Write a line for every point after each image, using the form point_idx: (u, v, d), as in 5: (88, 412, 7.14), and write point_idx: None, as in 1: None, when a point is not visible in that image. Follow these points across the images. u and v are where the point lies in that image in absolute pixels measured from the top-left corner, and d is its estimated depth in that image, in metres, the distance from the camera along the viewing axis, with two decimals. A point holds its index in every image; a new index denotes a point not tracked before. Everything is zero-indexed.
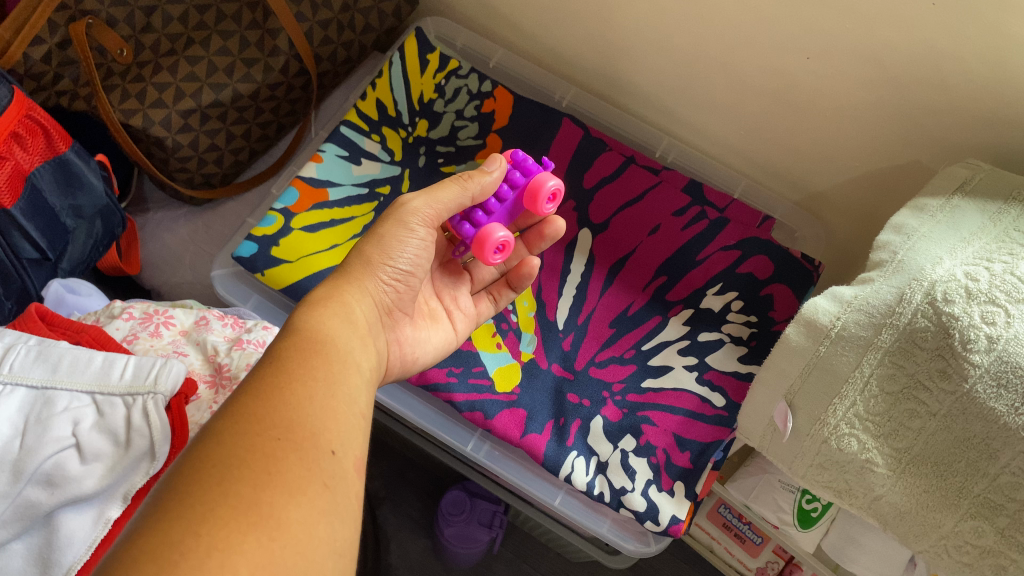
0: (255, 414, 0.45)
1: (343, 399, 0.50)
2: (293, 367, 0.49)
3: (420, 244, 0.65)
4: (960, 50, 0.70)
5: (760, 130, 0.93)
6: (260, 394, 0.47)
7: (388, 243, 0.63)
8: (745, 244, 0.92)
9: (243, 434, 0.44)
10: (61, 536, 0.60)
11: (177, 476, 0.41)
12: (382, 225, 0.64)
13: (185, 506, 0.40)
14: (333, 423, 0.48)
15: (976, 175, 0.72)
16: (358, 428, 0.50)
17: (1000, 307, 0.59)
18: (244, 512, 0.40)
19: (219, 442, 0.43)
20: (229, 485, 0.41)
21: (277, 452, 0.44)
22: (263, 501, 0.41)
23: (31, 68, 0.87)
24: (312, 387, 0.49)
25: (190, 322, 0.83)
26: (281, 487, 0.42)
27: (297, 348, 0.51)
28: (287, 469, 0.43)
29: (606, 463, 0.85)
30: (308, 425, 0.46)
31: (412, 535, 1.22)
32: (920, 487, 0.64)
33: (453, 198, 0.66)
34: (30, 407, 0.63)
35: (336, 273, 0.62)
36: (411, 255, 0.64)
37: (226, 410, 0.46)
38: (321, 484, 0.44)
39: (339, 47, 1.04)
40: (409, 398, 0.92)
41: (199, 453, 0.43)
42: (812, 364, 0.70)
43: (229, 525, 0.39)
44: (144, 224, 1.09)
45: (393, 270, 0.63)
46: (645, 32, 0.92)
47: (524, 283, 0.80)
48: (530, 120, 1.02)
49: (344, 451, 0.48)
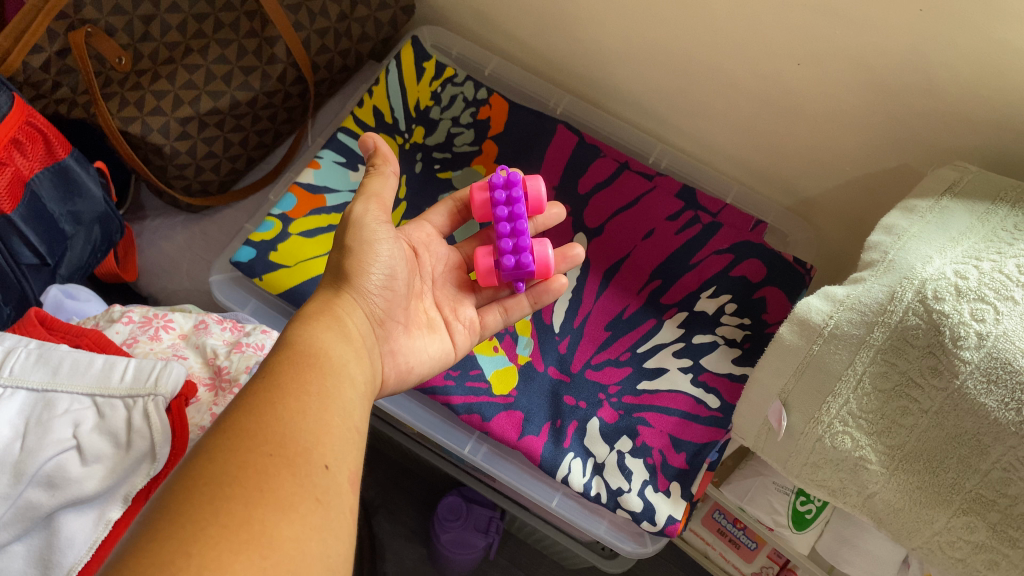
0: (249, 430, 0.46)
1: (338, 412, 0.51)
2: (286, 382, 0.50)
3: (389, 247, 0.67)
4: (947, 56, 0.72)
5: (751, 135, 0.95)
6: (252, 410, 0.48)
7: (362, 252, 0.64)
8: (737, 249, 0.94)
9: (237, 451, 0.45)
10: (62, 538, 0.60)
11: (169, 494, 0.42)
12: (345, 235, 0.66)
13: (178, 525, 0.40)
14: (326, 437, 0.48)
15: (965, 177, 0.73)
16: (352, 440, 0.51)
17: (989, 304, 0.61)
18: (235, 531, 0.41)
19: (211, 460, 0.44)
20: (220, 504, 0.42)
21: (268, 468, 0.44)
22: (255, 519, 0.42)
23: (30, 76, 0.88)
24: (306, 401, 0.50)
25: (189, 327, 0.83)
26: (272, 504, 0.43)
27: (290, 361, 0.53)
28: (279, 485, 0.44)
29: (603, 464, 0.85)
30: (299, 441, 0.47)
31: (408, 542, 1.21)
32: (912, 483, 0.65)
33: (382, 187, 0.69)
34: (31, 410, 0.63)
35: (323, 287, 0.64)
36: (384, 260, 0.66)
37: (220, 426, 0.47)
38: (314, 500, 0.45)
39: (337, 56, 1.06)
40: (406, 402, 0.93)
41: (192, 471, 0.44)
42: (804, 364, 0.71)
43: (219, 545, 0.40)
44: (141, 232, 1.09)
45: (372, 278, 0.65)
46: (638, 39, 0.94)
47: (548, 298, 0.82)
48: (525, 128, 1.03)
49: (338, 465, 0.48)
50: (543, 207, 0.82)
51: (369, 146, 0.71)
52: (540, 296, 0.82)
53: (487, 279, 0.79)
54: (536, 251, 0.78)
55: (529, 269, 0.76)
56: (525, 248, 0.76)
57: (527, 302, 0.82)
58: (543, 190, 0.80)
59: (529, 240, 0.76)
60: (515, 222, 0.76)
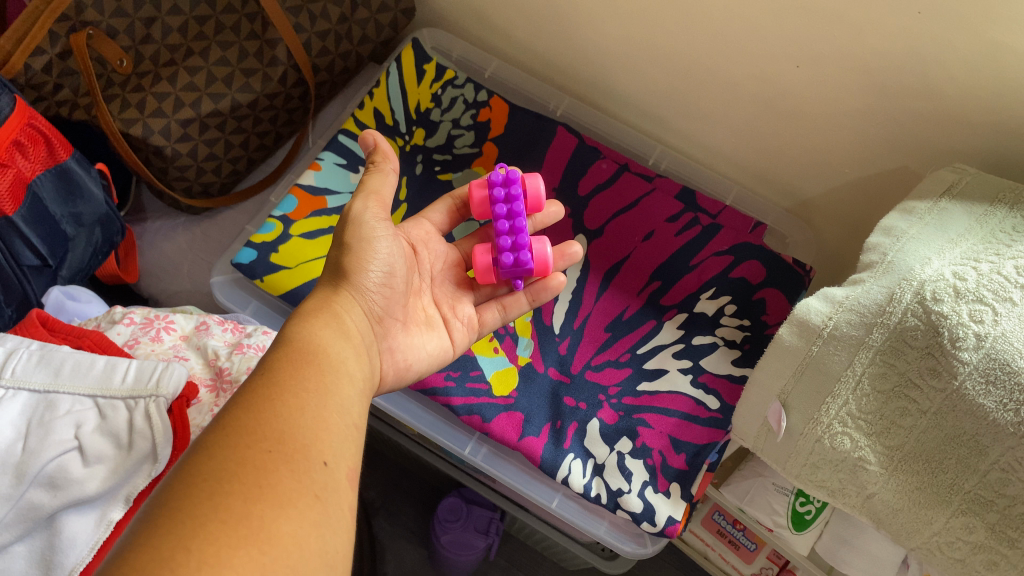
0: (248, 427, 0.46)
1: (336, 409, 0.51)
2: (285, 379, 0.51)
3: (388, 244, 0.67)
4: (946, 59, 0.72)
5: (750, 137, 0.95)
6: (251, 407, 0.48)
7: (361, 249, 0.65)
8: (737, 250, 0.94)
9: (236, 448, 0.45)
10: (63, 538, 0.61)
11: (168, 491, 0.42)
12: (343, 232, 0.66)
13: (177, 521, 0.40)
14: (325, 434, 0.49)
15: (963, 178, 0.74)
16: (351, 438, 0.51)
17: (987, 305, 0.61)
18: (234, 526, 0.41)
19: (210, 456, 0.44)
20: (219, 500, 0.42)
21: (267, 464, 0.45)
22: (254, 515, 0.42)
23: (31, 78, 0.88)
24: (304, 398, 0.50)
25: (190, 328, 0.84)
26: (271, 500, 0.43)
27: (289, 359, 0.53)
28: (278, 481, 0.44)
29: (603, 465, 0.85)
30: (298, 437, 0.47)
31: (408, 544, 1.22)
32: (911, 484, 0.65)
33: (381, 184, 0.69)
34: (32, 411, 0.64)
35: (322, 285, 0.65)
36: (383, 257, 0.66)
37: (219, 422, 0.47)
38: (313, 496, 0.45)
39: (337, 58, 1.06)
40: (407, 403, 0.93)
41: (191, 467, 0.44)
42: (804, 365, 0.72)
43: (218, 540, 0.40)
44: (142, 233, 1.09)
45: (370, 275, 0.65)
46: (638, 41, 0.94)
47: (546, 295, 0.83)
48: (525, 129, 1.04)
49: (337, 462, 0.48)
50: (541, 205, 0.82)
51: (369, 142, 0.71)
52: (539, 294, 0.82)
53: (485, 277, 0.79)
54: (534, 248, 0.78)
55: (527, 267, 0.76)
56: (524, 246, 0.76)
57: (526, 301, 0.82)
58: (542, 188, 0.81)
59: (527, 238, 0.76)
60: (514, 219, 0.77)
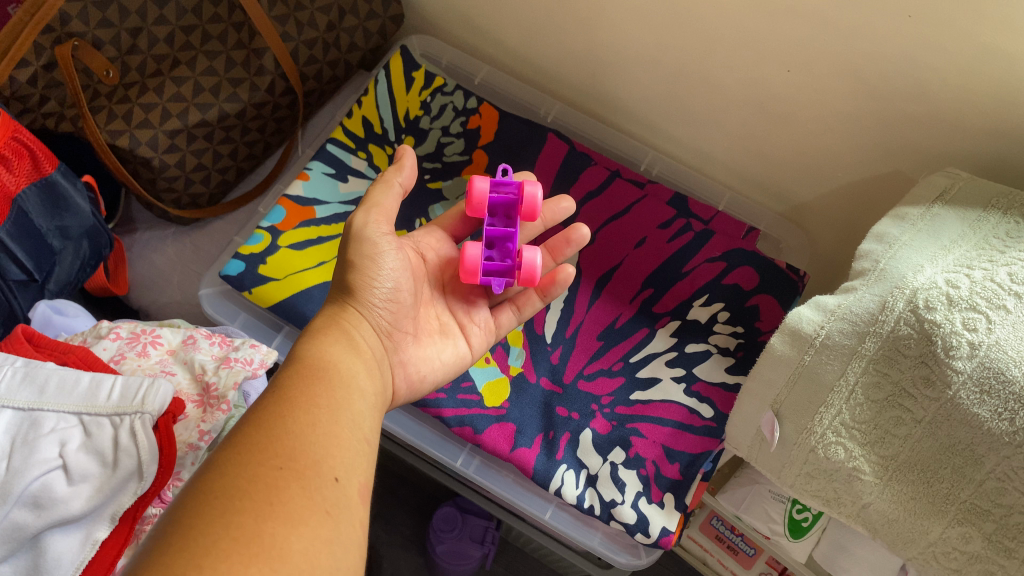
0: (259, 445, 0.46)
1: (348, 425, 0.51)
2: (296, 396, 0.50)
3: (390, 254, 0.64)
4: (936, 62, 0.71)
5: (743, 142, 0.95)
6: (262, 424, 0.47)
7: (361, 264, 0.63)
8: (730, 256, 0.93)
9: (247, 465, 0.44)
10: (49, 558, 0.61)
11: (181, 508, 0.42)
12: (349, 248, 0.64)
13: (189, 538, 0.39)
14: (337, 450, 0.48)
15: (955, 184, 0.73)
16: (362, 453, 0.51)
17: (981, 313, 0.60)
18: (245, 544, 0.40)
19: (221, 474, 0.44)
20: (231, 517, 0.41)
21: (278, 482, 0.44)
22: (265, 533, 0.41)
23: (17, 90, 0.87)
24: (315, 414, 0.49)
25: (177, 341, 0.82)
26: (282, 518, 0.42)
27: (300, 375, 0.53)
28: (289, 498, 0.43)
29: (595, 476, 0.84)
30: (309, 454, 0.46)
31: (404, 553, 1.21)
32: (908, 494, 0.64)
33: (386, 195, 0.66)
34: (17, 429, 0.63)
35: (329, 303, 0.64)
36: (387, 269, 0.64)
37: (230, 440, 0.47)
38: (325, 512, 0.44)
39: (325, 66, 1.05)
40: (398, 415, 0.92)
41: (202, 485, 0.43)
42: (796, 373, 0.71)
43: (230, 557, 0.39)
44: (131, 244, 1.09)
45: (374, 288, 0.63)
46: (628, 46, 0.93)
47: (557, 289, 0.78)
48: (516, 136, 1.03)
49: (348, 478, 0.48)
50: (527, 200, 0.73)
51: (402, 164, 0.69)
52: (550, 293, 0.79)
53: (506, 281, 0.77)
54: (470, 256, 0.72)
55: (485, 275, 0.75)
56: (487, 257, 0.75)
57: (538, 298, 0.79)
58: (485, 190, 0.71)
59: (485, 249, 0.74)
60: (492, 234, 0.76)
